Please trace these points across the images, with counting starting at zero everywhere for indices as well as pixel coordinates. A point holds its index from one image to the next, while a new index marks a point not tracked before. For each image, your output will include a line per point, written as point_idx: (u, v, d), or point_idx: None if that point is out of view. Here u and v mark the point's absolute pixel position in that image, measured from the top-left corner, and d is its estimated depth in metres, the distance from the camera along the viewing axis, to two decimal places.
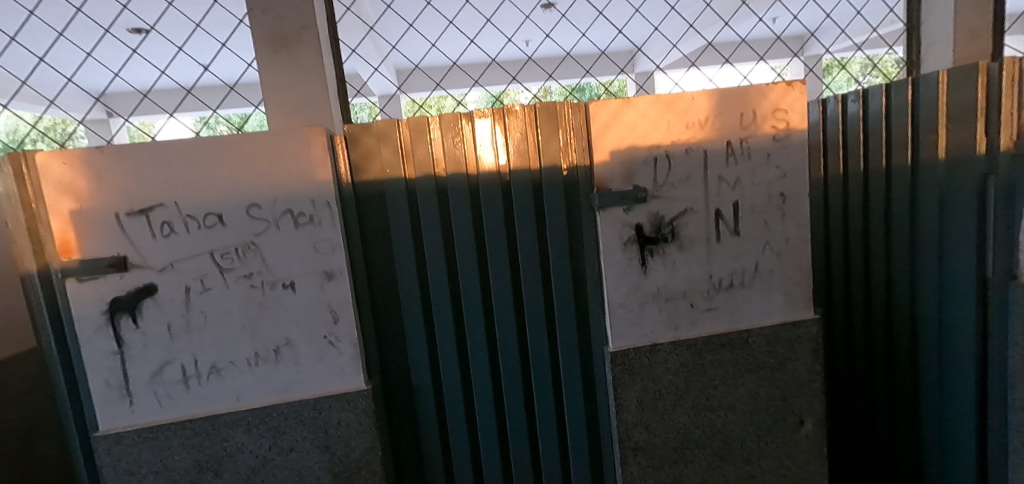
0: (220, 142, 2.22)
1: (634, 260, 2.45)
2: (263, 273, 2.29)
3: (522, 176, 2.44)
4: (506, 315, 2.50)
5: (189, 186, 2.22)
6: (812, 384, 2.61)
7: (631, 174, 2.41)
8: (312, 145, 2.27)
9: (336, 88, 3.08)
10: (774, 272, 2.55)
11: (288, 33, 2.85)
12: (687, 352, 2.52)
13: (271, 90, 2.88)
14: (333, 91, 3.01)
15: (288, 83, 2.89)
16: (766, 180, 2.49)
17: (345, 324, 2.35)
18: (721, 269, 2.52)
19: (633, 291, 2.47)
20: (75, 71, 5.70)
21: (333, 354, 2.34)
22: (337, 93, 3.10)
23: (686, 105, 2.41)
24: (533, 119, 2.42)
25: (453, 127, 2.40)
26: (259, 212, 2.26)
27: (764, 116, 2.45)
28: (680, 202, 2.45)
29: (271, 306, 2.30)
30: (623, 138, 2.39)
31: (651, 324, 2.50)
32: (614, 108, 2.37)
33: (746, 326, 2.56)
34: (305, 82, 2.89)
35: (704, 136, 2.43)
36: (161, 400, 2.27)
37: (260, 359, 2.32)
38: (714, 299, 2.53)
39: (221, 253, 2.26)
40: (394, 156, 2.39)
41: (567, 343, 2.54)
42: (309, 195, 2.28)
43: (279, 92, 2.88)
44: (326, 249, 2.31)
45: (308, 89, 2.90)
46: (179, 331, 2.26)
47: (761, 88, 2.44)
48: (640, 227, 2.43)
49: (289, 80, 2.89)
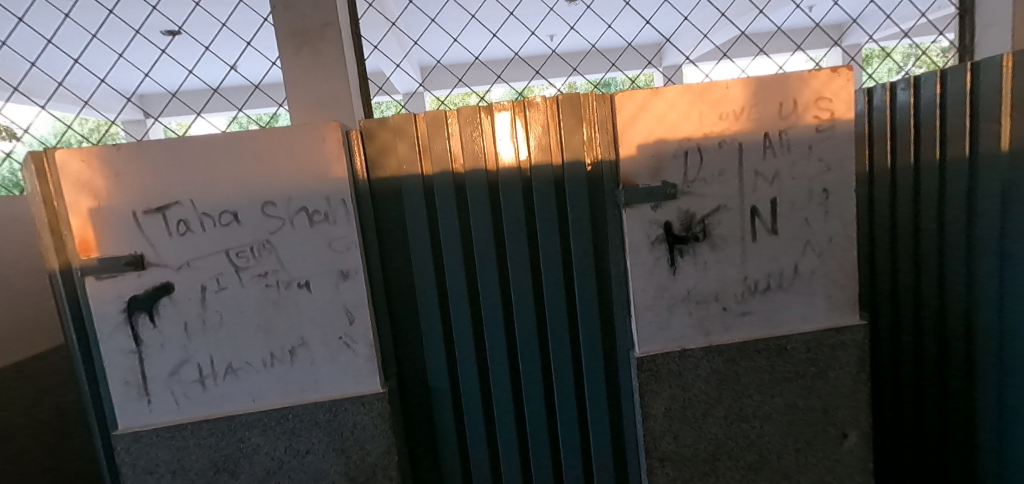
0: (235, 139, 2.18)
1: (663, 261, 2.32)
2: (278, 272, 2.25)
3: (544, 171, 2.33)
4: (527, 317, 2.40)
5: (204, 183, 2.18)
6: (856, 395, 2.42)
7: (659, 169, 2.27)
8: (327, 140, 2.21)
9: (358, 85, 3.02)
10: (815, 273, 2.37)
11: (311, 30, 2.81)
12: (719, 358, 2.37)
13: (292, 87, 2.84)
14: (355, 88, 2.95)
15: (309, 80, 2.84)
16: (807, 175, 2.31)
17: (361, 325, 2.29)
18: (756, 270, 2.35)
19: (660, 293, 2.34)
20: (109, 72, 5.80)
21: (348, 355, 2.29)
22: (360, 90, 3.04)
23: (719, 94, 2.25)
24: (556, 112, 2.31)
25: (472, 121, 2.31)
26: (274, 210, 2.22)
27: (806, 106, 2.28)
28: (712, 199, 2.30)
29: (287, 306, 2.26)
30: (652, 131, 2.25)
31: (680, 328, 2.36)
32: (642, 98, 2.24)
33: (784, 331, 2.39)
34: (326, 79, 2.84)
35: (739, 127, 2.27)
36: (178, 400, 2.26)
37: (276, 359, 2.28)
38: (748, 302, 2.37)
39: (236, 252, 2.22)
40: (412, 152, 2.31)
41: (591, 347, 2.42)
42: (325, 192, 2.22)
43: (300, 89, 2.84)
44: (341, 247, 2.26)
45: (330, 85, 2.85)
46: (195, 330, 2.23)
47: (802, 75, 2.26)
48: (669, 225, 2.30)
49: (311, 77, 2.84)
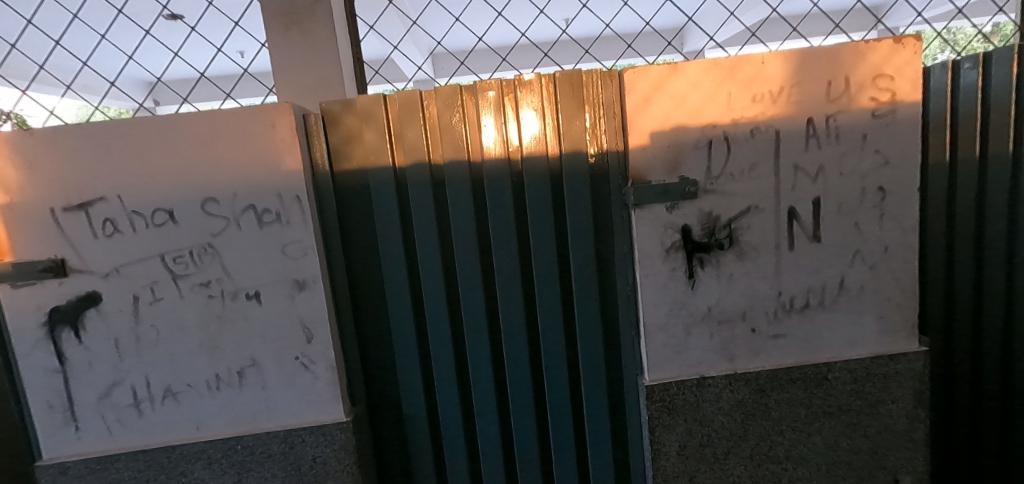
0: (168, 123, 1.82)
1: (679, 272, 1.93)
2: (223, 281, 1.91)
3: (540, 163, 1.95)
4: (517, 335, 2.04)
5: (133, 176, 1.84)
6: (911, 435, 2.01)
7: (677, 162, 1.88)
8: (278, 126, 1.84)
9: (357, 75, 2.52)
10: (866, 290, 1.95)
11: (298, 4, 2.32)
12: (746, 389, 1.98)
13: (276, 73, 2.35)
14: (351, 78, 2.45)
15: (298, 68, 2.35)
16: (859, 169, 1.88)
17: (321, 344, 1.94)
18: (794, 285, 1.95)
19: (676, 310, 1.96)
20: (92, 55, 5.44)
21: (306, 378, 1.95)
22: (359, 80, 2.53)
23: (753, 70, 1.84)
24: (552, 92, 1.93)
25: (453, 103, 1.93)
26: (217, 209, 1.87)
27: (862, 85, 1.84)
28: (741, 198, 1.90)
29: (233, 321, 1.93)
30: (669, 115, 1.85)
31: (698, 351, 1.98)
32: (658, 75, 1.84)
33: (825, 357, 1.98)
34: (314, 66, 2.35)
35: (776, 111, 1.86)
36: (110, 427, 1.96)
37: (222, 382, 1.95)
38: (782, 323, 1.97)
39: (174, 257, 1.89)
40: (380, 139, 1.95)
41: (592, 370, 2.06)
42: (275, 188, 1.86)
43: (281, 76, 2.35)
44: (297, 253, 1.90)
45: (323, 74, 2.35)
46: (128, 347, 1.92)
47: (857, 47, 1.83)
48: (688, 230, 1.91)
49: (299, 67, 2.35)
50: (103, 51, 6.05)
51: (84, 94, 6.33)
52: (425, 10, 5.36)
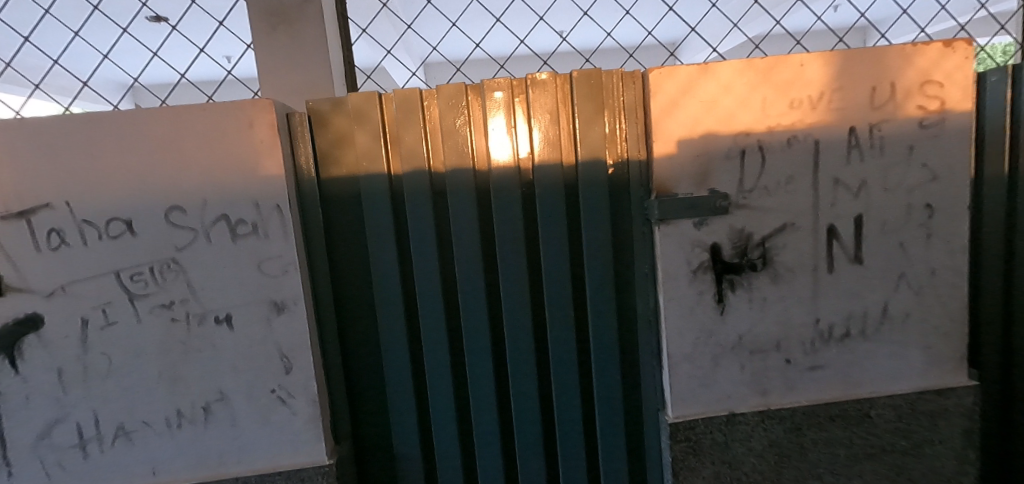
0: (130, 120, 1.59)
1: (707, 296, 1.74)
2: (188, 303, 1.65)
3: (554, 172, 1.74)
4: (524, 365, 1.82)
5: (84, 179, 1.58)
6: (959, 479, 1.83)
7: (706, 173, 1.69)
8: (257, 126, 1.61)
9: (345, 77, 2.29)
10: (910, 317, 1.77)
11: None
12: (780, 427, 1.78)
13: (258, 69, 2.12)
14: (340, 81, 2.22)
15: (283, 71, 2.11)
16: (905, 184, 1.71)
17: (301, 375, 1.69)
18: (833, 311, 1.76)
19: (703, 339, 1.76)
20: (59, 55, 5.12)
21: (284, 415, 1.70)
22: (347, 85, 2.30)
23: (791, 73, 1.66)
24: (568, 93, 1.74)
25: (457, 104, 1.73)
26: (183, 219, 1.62)
27: (908, 92, 1.67)
28: (776, 214, 1.72)
29: (200, 348, 1.67)
30: (698, 121, 1.66)
31: (727, 384, 1.78)
32: (686, 76, 1.65)
33: (866, 392, 1.79)
34: (301, 66, 2.11)
35: (816, 119, 1.68)
36: (49, 472, 1.67)
37: (185, 419, 1.69)
38: (820, 354, 1.78)
39: (131, 274, 1.63)
40: (374, 143, 1.72)
41: (607, 405, 1.84)
42: (252, 196, 1.62)
43: (263, 78, 2.11)
44: (275, 270, 1.66)
45: (312, 76, 2.10)
46: (74, 378, 1.65)
47: (904, 50, 1.66)
48: (717, 248, 1.72)
49: (283, 70, 2.11)
50: (73, 52, 5.72)
51: (52, 97, 6.00)
52: (418, 13, 5.13)
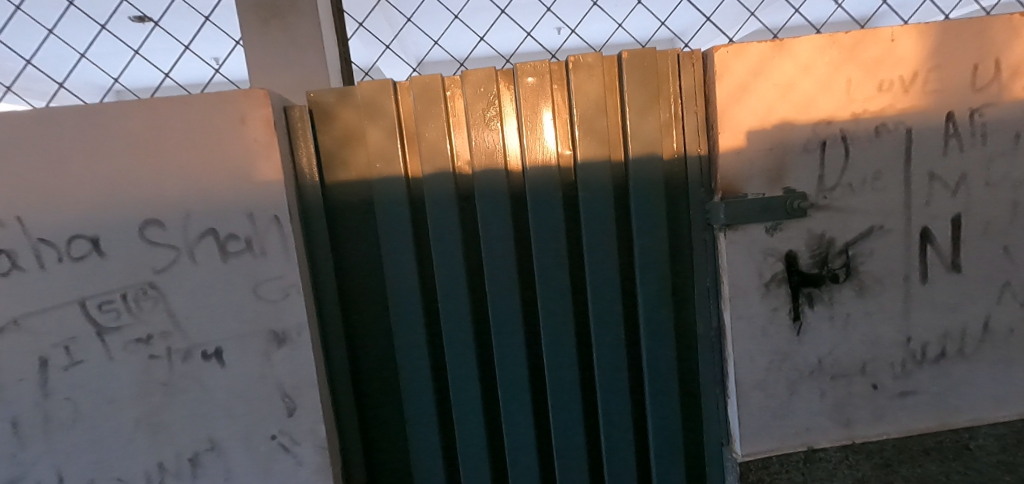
0: (94, 117, 1.31)
1: (782, 313, 1.49)
2: (170, 336, 1.38)
3: (600, 171, 1.48)
4: (568, 397, 1.56)
5: (40, 190, 1.30)
6: None
7: (781, 169, 1.44)
8: (250, 121, 1.34)
9: (343, 72, 1.98)
10: (1016, 333, 1.53)
11: None
12: (869, 464, 1.54)
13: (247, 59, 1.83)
14: (337, 77, 1.92)
15: (271, 65, 1.81)
16: (1010, 178, 1.47)
17: (306, 418, 1.42)
18: (926, 327, 1.51)
19: (777, 363, 1.50)
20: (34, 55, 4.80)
21: (287, 465, 1.43)
22: (345, 81, 2.00)
23: (879, 50, 1.41)
24: (615, 78, 1.48)
25: (485, 94, 1.47)
26: (162, 235, 1.34)
27: (1015, 70, 1.43)
28: (862, 216, 1.47)
29: (185, 389, 1.39)
30: (771, 108, 1.41)
31: (806, 415, 1.52)
32: (757, 56, 1.40)
33: (964, 420, 1.55)
34: (294, 59, 1.81)
35: (908, 103, 1.43)
36: None
37: (168, 474, 1.41)
38: (912, 377, 1.53)
39: (100, 304, 1.35)
40: (389, 140, 1.45)
41: (665, 442, 1.58)
42: (245, 206, 1.35)
43: (250, 74, 1.81)
44: (273, 295, 1.38)
45: (304, 71, 1.79)
46: (34, 430, 1.37)
47: (1011, 21, 1.41)
48: (794, 257, 1.47)
49: (271, 67, 1.79)
50: None
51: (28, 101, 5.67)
52: (420, 7, 4.87)
